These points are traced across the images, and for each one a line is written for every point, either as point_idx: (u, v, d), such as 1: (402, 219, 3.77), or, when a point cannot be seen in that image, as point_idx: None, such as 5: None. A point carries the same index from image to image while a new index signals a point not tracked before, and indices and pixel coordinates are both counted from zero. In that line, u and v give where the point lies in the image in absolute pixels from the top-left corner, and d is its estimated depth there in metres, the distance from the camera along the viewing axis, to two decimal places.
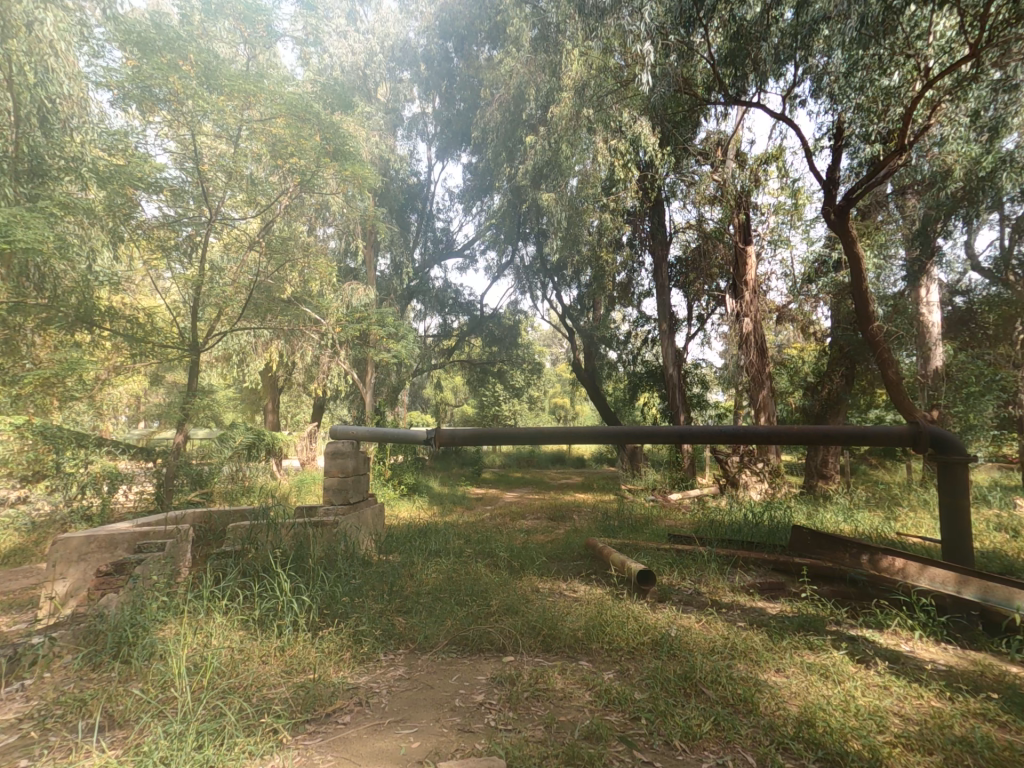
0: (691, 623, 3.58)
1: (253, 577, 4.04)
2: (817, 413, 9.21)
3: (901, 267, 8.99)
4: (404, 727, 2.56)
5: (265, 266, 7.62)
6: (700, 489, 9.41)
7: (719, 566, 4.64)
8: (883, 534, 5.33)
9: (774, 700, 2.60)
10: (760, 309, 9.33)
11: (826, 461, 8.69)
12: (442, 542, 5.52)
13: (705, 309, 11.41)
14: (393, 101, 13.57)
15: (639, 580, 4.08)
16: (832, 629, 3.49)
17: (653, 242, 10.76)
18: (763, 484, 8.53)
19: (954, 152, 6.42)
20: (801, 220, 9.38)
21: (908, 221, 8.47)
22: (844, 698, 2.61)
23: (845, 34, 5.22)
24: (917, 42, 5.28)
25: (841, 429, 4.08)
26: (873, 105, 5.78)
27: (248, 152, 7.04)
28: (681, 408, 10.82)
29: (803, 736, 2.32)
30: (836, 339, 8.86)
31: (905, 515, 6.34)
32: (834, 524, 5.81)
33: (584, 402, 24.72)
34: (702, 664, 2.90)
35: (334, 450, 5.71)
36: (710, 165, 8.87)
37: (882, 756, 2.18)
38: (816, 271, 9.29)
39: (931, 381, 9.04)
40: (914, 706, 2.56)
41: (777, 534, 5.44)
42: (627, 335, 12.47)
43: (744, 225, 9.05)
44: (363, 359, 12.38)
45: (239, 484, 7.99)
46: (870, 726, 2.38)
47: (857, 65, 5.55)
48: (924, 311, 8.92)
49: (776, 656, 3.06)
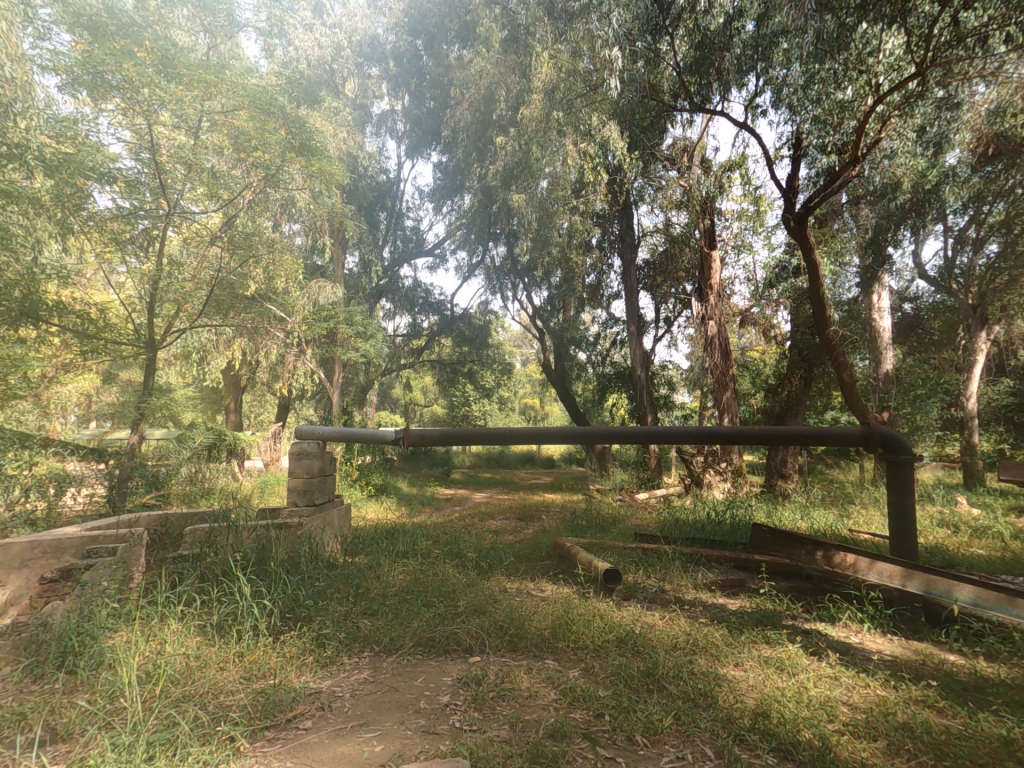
0: (655, 620, 3.65)
1: (212, 581, 3.92)
2: (777, 414, 9.50)
3: (856, 273, 9.29)
4: (366, 730, 2.53)
5: (227, 262, 7.43)
6: (666, 488, 9.57)
7: (683, 564, 4.74)
8: (837, 530, 5.55)
9: (733, 694, 2.67)
10: (724, 312, 9.56)
11: (785, 460, 8.98)
12: (409, 543, 5.47)
13: (671, 312, 11.62)
14: (361, 96, 13.41)
15: (605, 579, 4.13)
16: (788, 623, 3.61)
17: (622, 245, 10.90)
18: (726, 483, 8.74)
19: (902, 164, 6.83)
20: (762, 226, 9.64)
21: (861, 229, 8.70)
22: (797, 689, 2.70)
23: (803, 47, 5.48)
24: (868, 58, 5.48)
25: (799, 429, 4.20)
26: (829, 117, 6.00)
27: (209, 144, 6.82)
28: (648, 410, 11.01)
29: (758, 727, 2.39)
30: (796, 343, 9.14)
31: (857, 513, 6.61)
32: (792, 522, 6.01)
33: (554, 403, 24.95)
34: (664, 661, 2.96)
35: (299, 450, 5.60)
36: (676, 171, 9.03)
37: (831, 743, 2.26)
38: (776, 276, 9.56)
39: (882, 384, 9.42)
40: (861, 695, 2.66)
41: (738, 532, 5.60)
42: (597, 337, 12.61)
43: (709, 231, 9.31)
44: (331, 358, 12.15)
45: (198, 486, 7.74)
46: (820, 715, 2.47)
47: (814, 78, 5.77)
48: (875, 316, 9.38)
49: (735, 650, 3.15)
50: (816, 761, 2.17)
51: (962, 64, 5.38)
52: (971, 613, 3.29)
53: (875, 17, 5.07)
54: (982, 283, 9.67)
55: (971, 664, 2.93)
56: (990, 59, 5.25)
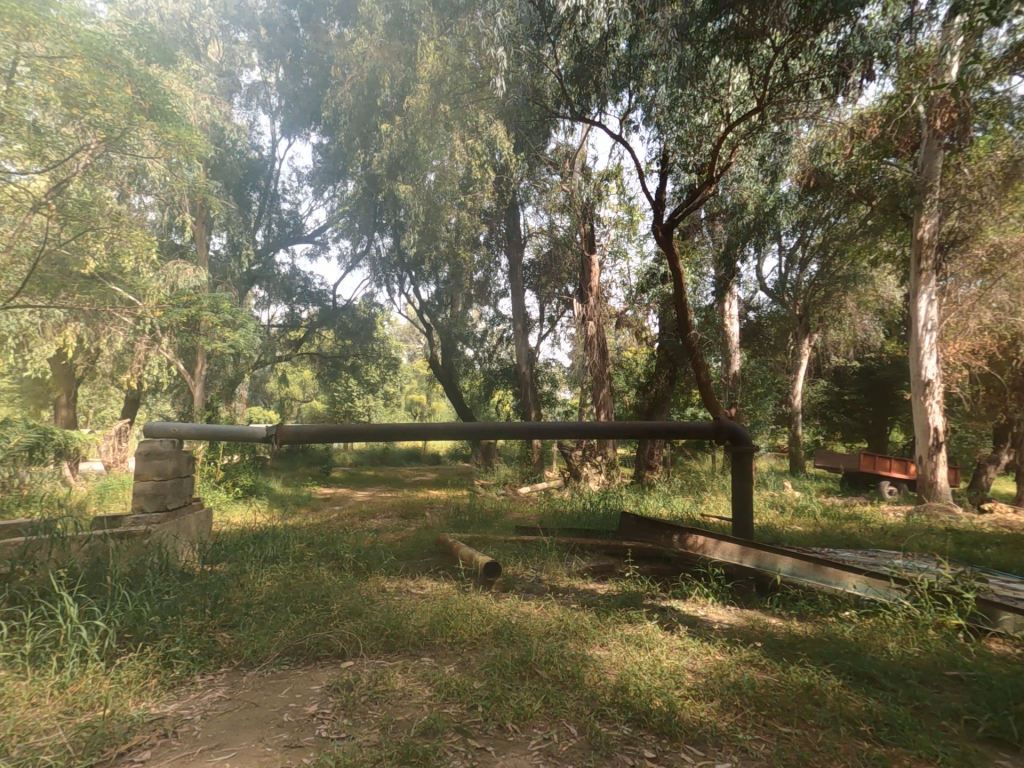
0: (531, 609, 3.76)
1: (26, 604, 3.35)
2: (647, 409, 10.29)
3: (713, 282, 10.26)
4: (219, 753, 2.32)
5: (55, 231, 6.48)
6: (547, 482, 9.95)
7: (559, 553, 4.94)
8: (692, 515, 6.14)
9: (597, 672, 2.83)
10: (602, 314, 10.08)
11: (652, 453, 9.75)
12: (279, 547, 5.12)
13: (555, 311, 12.06)
14: (227, 63, 12.25)
15: (486, 572, 4.18)
16: (648, 602, 3.91)
17: (508, 244, 10.98)
18: (601, 475, 9.28)
19: (748, 187, 7.64)
20: (636, 234, 10.34)
21: (716, 244, 9.59)
22: (653, 661, 2.93)
23: (667, 73, 6.06)
24: (720, 90, 6.17)
25: (662, 424, 4.59)
26: (689, 139, 6.51)
27: (28, 93, 5.81)
28: (533, 406, 11.34)
29: (617, 701, 2.56)
30: (663, 345, 9.92)
31: (709, 499, 7.36)
32: (657, 509, 6.55)
33: (441, 399, 24.86)
34: (537, 647, 3.06)
35: (149, 449, 4.98)
36: (559, 175, 9.53)
37: (677, 707, 2.48)
38: (648, 282, 10.30)
39: (732, 383, 10.26)
40: (705, 662, 2.96)
41: (610, 521, 5.98)
42: (483, 334, 12.70)
43: (589, 235, 9.69)
44: (192, 349, 10.97)
45: (15, 494, 6.61)
46: (670, 683, 2.71)
47: (677, 102, 6.31)
48: (726, 322, 10.45)
49: (602, 631, 3.35)
50: (663, 726, 2.38)
51: (789, 105, 6.18)
52: (790, 582, 3.79)
53: (725, 52, 5.72)
54: (807, 297, 11.58)
55: (790, 625, 3.39)
56: (811, 103, 6.04)
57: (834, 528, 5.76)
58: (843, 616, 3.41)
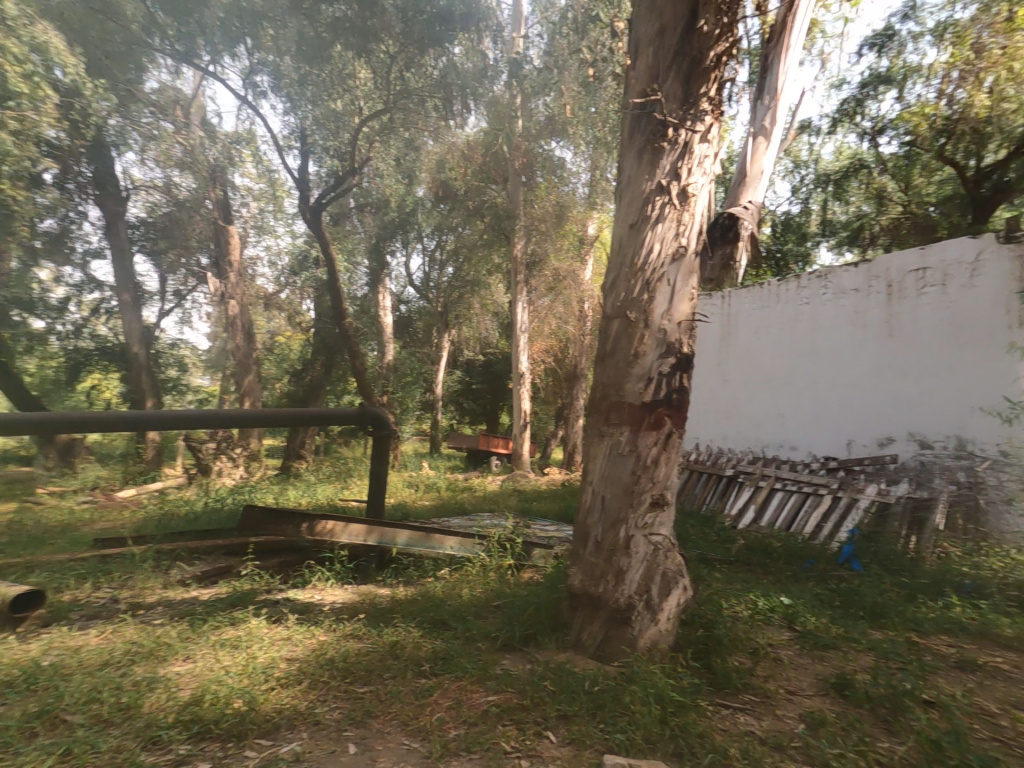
0: (85, 640, 3.13)
1: None
2: (298, 397, 9.91)
3: (365, 273, 11.51)
4: None
5: None
6: (162, 480, 8.48)
7: (156, 561, 4.26)
8: (326, 501, 6.26)
9: (166, 692, 2.54)
10: (246, 292, 9.78)
11: (302, 442, 9.63)
12: None
13: (183, 284, 10.80)
14: None
15: (11, 608, 3.27)
16: (261, 597, 3.77)
17: (100, 193, 8.96)
18: (236, 470, 8.77)
19: (387, 184, 9.78)
20: (282, 213, 10.73)
21: (367, 235, 11.08)
22: (242, 661, 2.82)
23: (290, 46, 7.37)
24: (347, 80, 7.82)
25: (303, 412, 4.40)
26: (326, 120, 8.02)
27: None
28: (149, 394, 9.42)
29: (181, 719, 2.34)
30: (318, 330, 10.10)
31: (354, 484, 7.70)
32: (296, 499, 6.40)
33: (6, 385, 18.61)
34: (76, 687, 2.54)
35: None
36: (171, 123, 8.19)
37: (256, 704, 2.44)
38: (300, 265, 10.74)
39: (385, 371, 11.16)
40: (302, 647, 3.02)
41: (234, 516, 5.53)
42: (65, 302, 9.76)
43: (222, 203, 9.25)
44: None
45: None
46: (254, 679, 2.64)
47: (307, 80, 7.65)
48: (381, 312, 11.14)
49: (190, 642, 3.04)
50: (235, 727, 2.30)
51: (414, 115, 8.27)
52: (403, 553, 4.24)
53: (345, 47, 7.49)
54: (446, 294, 12.99)
55: (393, 592, 3.80)
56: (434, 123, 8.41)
57: (454, 498, 6.81)
58: (443, 572, 4.02)
